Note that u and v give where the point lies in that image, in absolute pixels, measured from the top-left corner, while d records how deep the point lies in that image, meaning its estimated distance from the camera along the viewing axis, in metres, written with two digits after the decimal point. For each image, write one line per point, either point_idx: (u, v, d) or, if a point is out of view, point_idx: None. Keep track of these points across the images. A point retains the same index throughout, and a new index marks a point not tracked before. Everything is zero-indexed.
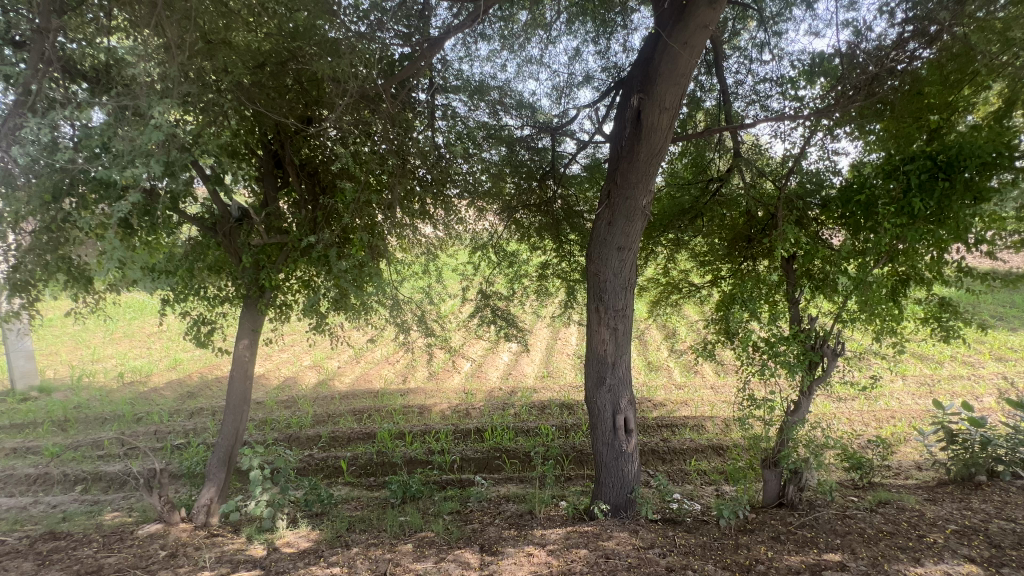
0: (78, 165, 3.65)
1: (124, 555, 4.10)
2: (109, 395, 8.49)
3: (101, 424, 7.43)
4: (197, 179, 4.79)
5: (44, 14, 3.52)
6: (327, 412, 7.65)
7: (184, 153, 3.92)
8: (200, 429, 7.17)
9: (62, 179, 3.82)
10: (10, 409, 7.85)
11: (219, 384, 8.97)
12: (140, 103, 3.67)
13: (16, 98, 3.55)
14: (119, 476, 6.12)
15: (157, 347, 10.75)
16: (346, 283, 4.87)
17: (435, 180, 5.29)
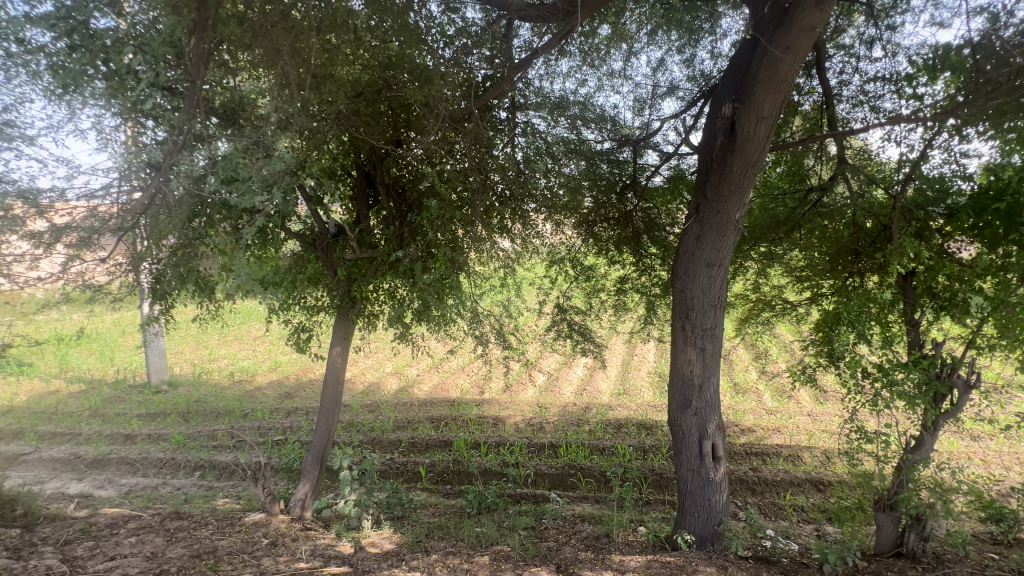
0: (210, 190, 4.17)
1: (234, 539, 4.55)
2: (222, 391, 9.52)
3: (215, 418, 8.34)
4: (300, 199, 5.25)
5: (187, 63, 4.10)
6: (407, 418, 7.98)
7: (292, 177, 4.35)
8: (296, 428, 7.81)
9: (196, 203, 4.39)
10: (145, 399, 9.06)
11: (312, 387, 9.72)
12: (261, 136, 4.15)
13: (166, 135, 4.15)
14: (229, 466, 6.80)
15: (260, 350, 11.91)
16: (430, 296, 5.09)
17: (514, 196, 5.40)
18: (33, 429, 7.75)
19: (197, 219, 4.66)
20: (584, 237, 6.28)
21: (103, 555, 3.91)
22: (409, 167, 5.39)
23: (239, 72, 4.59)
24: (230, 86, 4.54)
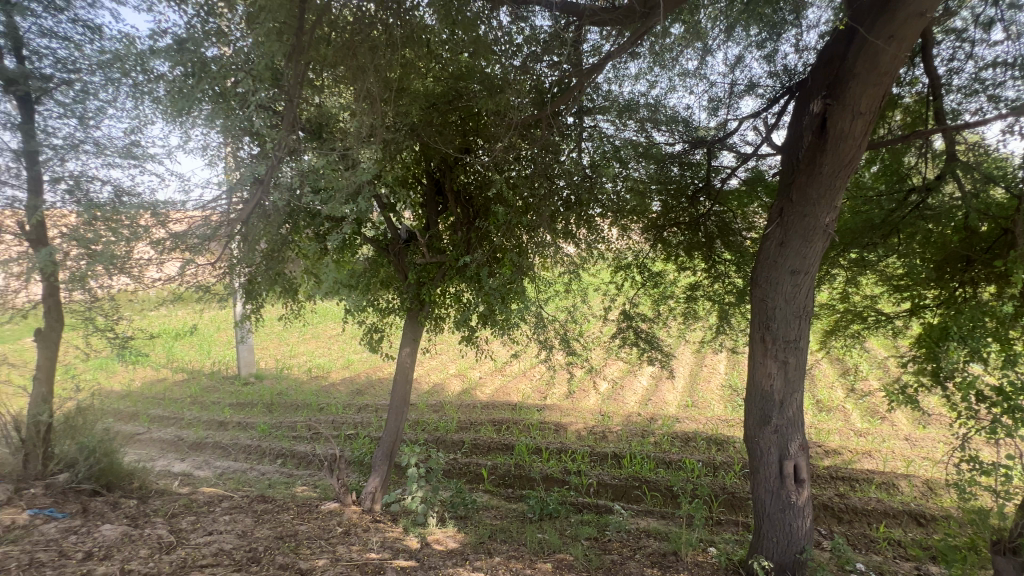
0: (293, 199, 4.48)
1: (312, 525, 4.86)
2: (301, 386, 10.22)
3: (295, 410, 8.97)
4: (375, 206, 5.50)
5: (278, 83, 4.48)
6: (470, 420, 8.13)
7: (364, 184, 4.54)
8: (366, 423, 8.22)
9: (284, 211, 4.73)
10: (236, 390, 9.93)
11: (381, 385, 10.19)
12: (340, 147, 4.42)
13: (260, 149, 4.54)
14: (307, 456, 7.28)
15: (335, 349, 12.67)
16: (495, 300, 5.16)
17: (580, 201, 5.35)
18: (146, 412, 8.75)
19: (284, 226, 5.04)
20: (652, 242, 6.08)
21: (202, 529, 4.33)
22: (477, 173, 5.51)
23: (323, 89, 4.94)
24: (315, 102, 4.90)
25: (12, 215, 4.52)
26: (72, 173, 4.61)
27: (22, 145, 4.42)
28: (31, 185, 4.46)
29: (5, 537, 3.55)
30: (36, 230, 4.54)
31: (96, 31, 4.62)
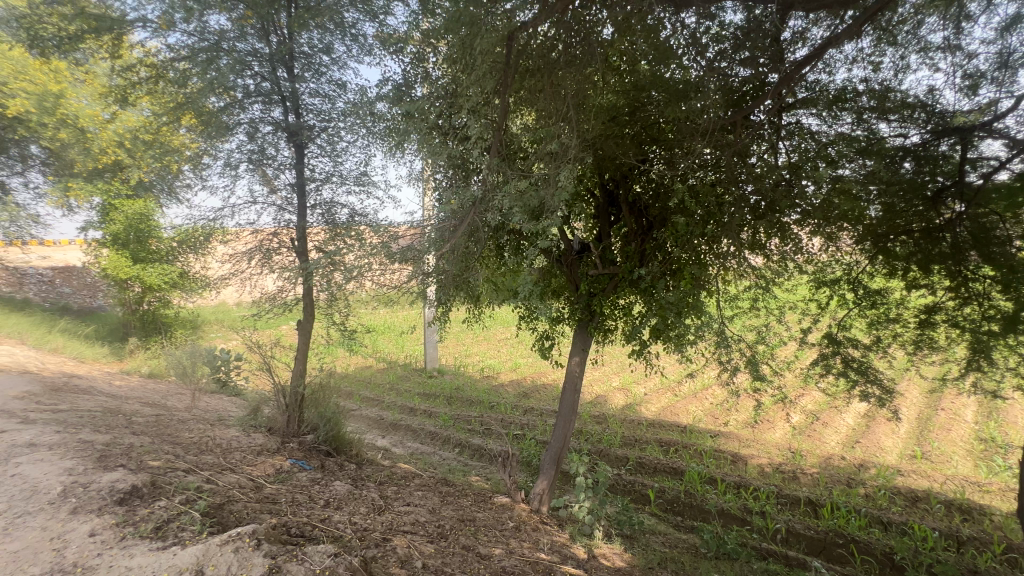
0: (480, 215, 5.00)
1: (487, 514, 5.27)
2: (474, 383, 11.21)
3: (470, 405, 9.86)
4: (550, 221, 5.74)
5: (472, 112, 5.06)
6: (635, 437, 7.85)
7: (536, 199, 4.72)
8: (532, 426, 8.59)
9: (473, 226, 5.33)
10: (423, 382, 11.34)
11: (545, 390, 10.54)
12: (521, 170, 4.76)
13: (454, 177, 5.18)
14: (479, 449, 7.94)
15: (504, 352, 13.58)
16: (672, 315, 4.92)
17: (771, 207, 4.79)
18: (358, 392, 10.58)
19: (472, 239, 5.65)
20: (870, 254, 4.87)
21: (403, 499, 5.05)
22: (653, 182, 5.30)
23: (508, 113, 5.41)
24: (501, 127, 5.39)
25: (288, 233, 6.00)
26: (324, 200, 5.99)
27: (296, 180, 5.84)
28: (300, 211, 5.86)
29: (277, 477, 4.67)
30: (301, 244, 5.93)
31: (342, 86, 5.85)
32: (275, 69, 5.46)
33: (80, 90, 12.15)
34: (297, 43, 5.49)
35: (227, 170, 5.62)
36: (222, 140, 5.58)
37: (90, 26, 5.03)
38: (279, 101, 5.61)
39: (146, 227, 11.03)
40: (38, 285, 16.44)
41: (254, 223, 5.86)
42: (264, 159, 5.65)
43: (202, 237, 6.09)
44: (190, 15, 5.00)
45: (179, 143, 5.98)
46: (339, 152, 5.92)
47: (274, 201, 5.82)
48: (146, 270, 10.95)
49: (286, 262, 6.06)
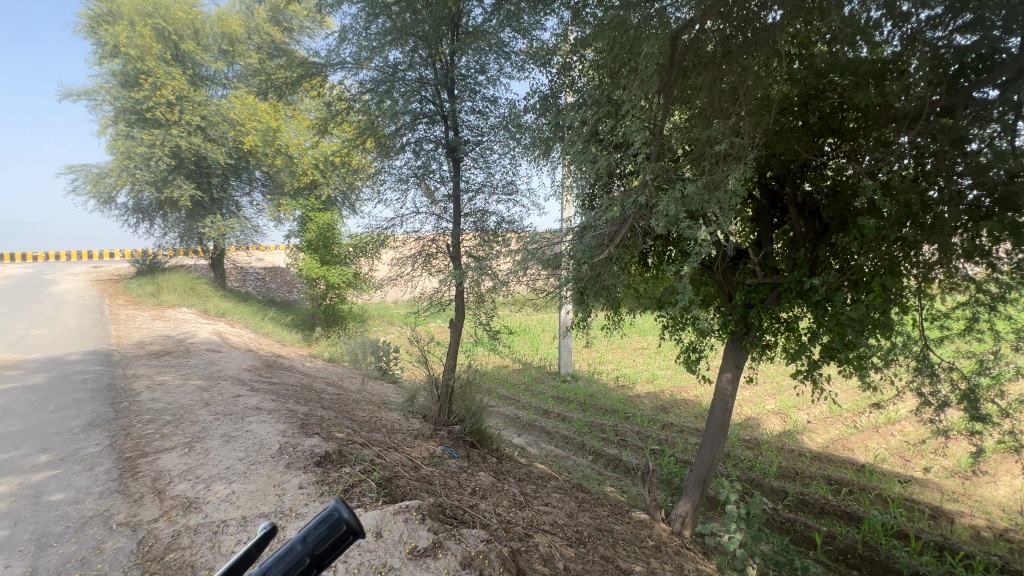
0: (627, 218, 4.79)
1: (625, 528, 5.11)
2: (609, 391, 10.96)
3: (604, 413, 9.66)
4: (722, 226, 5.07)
5: (620, 116, 4.96)
6: (796, 470, 6.87)
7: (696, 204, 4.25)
8: (671, 443, 8.09)
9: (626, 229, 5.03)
10: (557, 386, 11.44)
11: (686, 406, 9.83)
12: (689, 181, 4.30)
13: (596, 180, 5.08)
14: (615, 460, 7.74)
15: (640, 362, 13.04)
16: (854, 333, 4.21)
17: (1003, 204, 3.77)
18: (496, 390, 11.11)
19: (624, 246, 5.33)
20: None
21: (541, 499, 5.17)
22: (830, 179, 4.63)
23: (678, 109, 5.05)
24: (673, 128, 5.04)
25: (444, 240, 6.60)
26: (477, 209, 6.46)
27: (452, 191, 6.41)
28: (455, 218, 6.41)
29: (431, 461, 5.14)
30: (455, 248, 6.44)
31: (495, 102, 6.25)
32: (438, 92, 6.08)
33: (290, 124, 14.62)
34: (458, 66, 6.02)
35: (398, 185, 6.41)
36: (393, 159, 6.39)
37: (303, 73, 6.17)
38: (441, 120, 6.23)
39: (331, 235, 13.12)
40: (255, 282, 20.61)
41: (418, 231, 6.55)
42: (427, 174, 6.31)
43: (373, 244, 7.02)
44: (374, 53, 5.82)
45: (360, 163, 6.99)
46: (490, 163, 6.36)
47: (433, 210, 6.47)
48: (329, 271, 12.99)
49: (442, 266, 6.67)
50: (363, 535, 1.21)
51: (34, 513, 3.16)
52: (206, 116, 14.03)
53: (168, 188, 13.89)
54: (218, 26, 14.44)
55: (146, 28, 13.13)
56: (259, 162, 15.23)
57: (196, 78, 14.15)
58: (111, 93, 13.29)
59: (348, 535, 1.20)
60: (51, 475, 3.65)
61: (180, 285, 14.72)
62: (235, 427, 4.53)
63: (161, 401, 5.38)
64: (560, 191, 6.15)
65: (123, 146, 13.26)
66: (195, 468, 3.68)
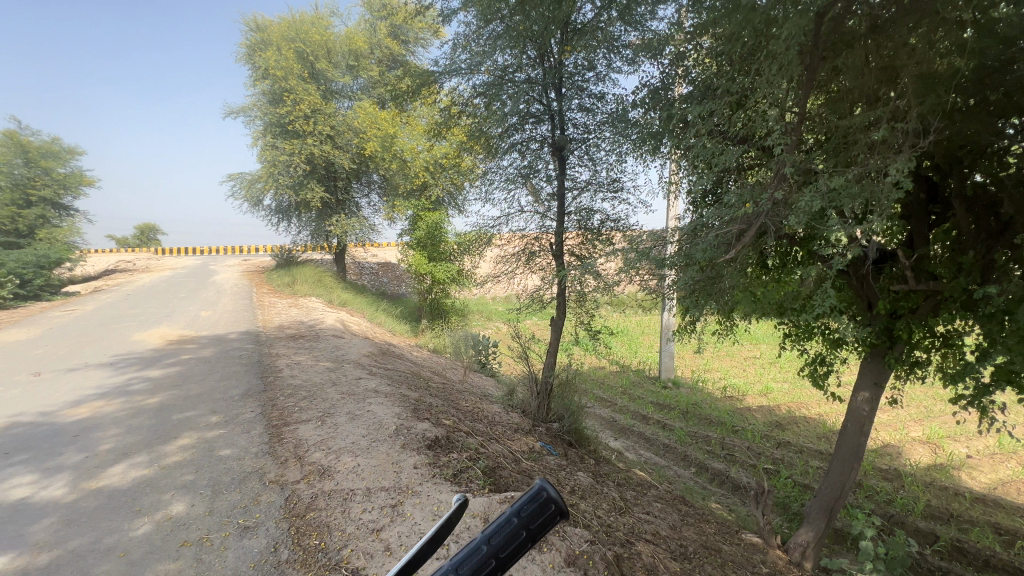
0: (746, 217, 4.34)
1: (735, 550, 4.75)
2: (715, 401, 10.22)
3: (708, 424, 9.03)
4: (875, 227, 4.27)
5: (739, 108, 4.54)
6: (951, 511, 5.84)
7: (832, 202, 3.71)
8: (789, 464, 7.32)
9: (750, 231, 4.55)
10: (657, 391, 10.94)
11: (807, 424, 8.84)
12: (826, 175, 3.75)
13: (712, 177, 4.70)
14: (722, 476, 7.20)
15: (751, 372, 12.01)
16: None
17: None
18: (593, 390, 10.92)
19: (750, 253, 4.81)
20: None
21: (641, 507, 5.00)
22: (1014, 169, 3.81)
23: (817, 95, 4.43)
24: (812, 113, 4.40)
25: (547, 238, 6.65)
26: (582, 207, 6.41)
27: (556, 189, 6.44)
28: (559, 217, 6.42)
29: (531, 455, 5.21)
30: (558, 247, 6.45)
31: (602, 98, 6.15)
32: (546, 91, 6.12)
33: (405, 130, 15.44)
34: (565, 66, 6.04)
35: (504, 185, 6.58)
36: (499, 160, 6.56)
37: (417, 82, 6.56)
38: (547, 119, 6.27)
39: (438, 233, 13.91)
40: (370, 276, 22.57)
41: (522, 229, 6.65)
42: (532, 173, 6.41)
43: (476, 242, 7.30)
44: (484, 57, 6.02)
45: (467, 165, 7.29)
46: (596, 161, 6.29)
47: (537, 209, 6.56)
48: (436, 267, 13.76)
49: (544, 264, 6.73)
50: (569, 516, 1.28)
51: (208, 464, 3.80)
52: (335, 126, 15.75)
53: (303, 191, 15.76)
54: (347, 44, 16.09)
55: (290, 51, 15.00)
56: (377, 166, 16.66)
57: (326, 92, 15.91)
58: (262, 110, 15.40)
59: (556, 515, 1.29)
60: (219, 434, 4.35)
61: (310, 277, 16.62)
62: (358, 406, 5.01)
63: (298, 379, 6.14)
64: (669, 187, 5.88)
65: (269, 155, 15.30)
66: (328, 439, 4.15)
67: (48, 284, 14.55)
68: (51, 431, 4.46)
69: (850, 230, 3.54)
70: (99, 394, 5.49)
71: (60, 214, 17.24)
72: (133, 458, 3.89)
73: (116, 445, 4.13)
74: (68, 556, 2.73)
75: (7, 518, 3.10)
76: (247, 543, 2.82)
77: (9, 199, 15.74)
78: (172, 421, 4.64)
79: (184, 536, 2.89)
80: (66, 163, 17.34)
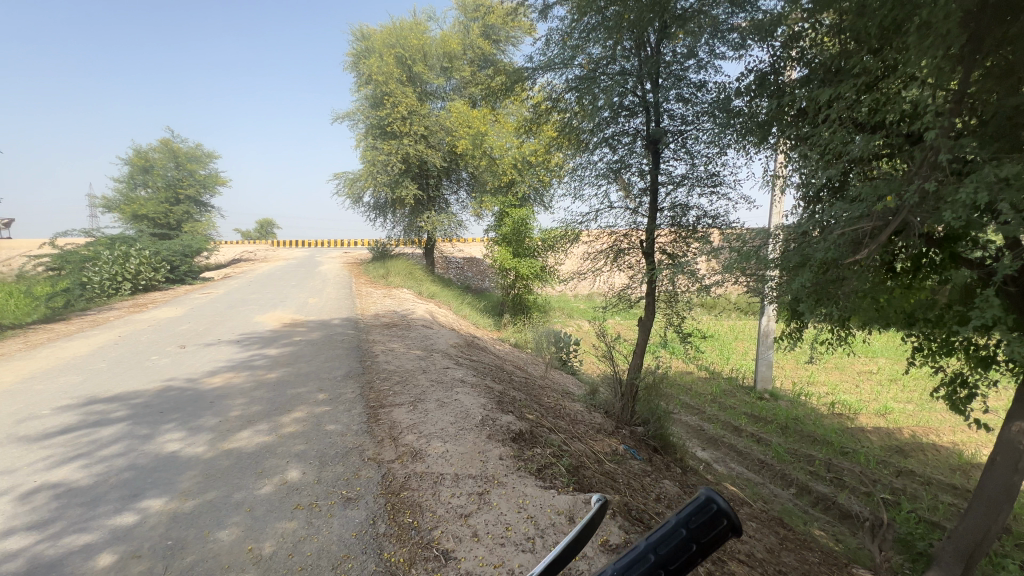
0: (877, 213, 3.82)
1: None
2: (821, 418, 9.23)
3: (812, 442, 8.18)
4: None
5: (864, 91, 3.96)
6: None
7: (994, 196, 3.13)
8: (912, 496, 6.41)
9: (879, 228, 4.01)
10: (752, 401, 10.13)
11: (937, 453, 7.67)
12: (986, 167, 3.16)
13: (832, 169, 4.20)
14: (828, 501, 6.48)
15: (866, 389, 10.70)
16: None
17: None
18: (679, 395, 10.40)
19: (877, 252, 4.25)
20: None
21: None
22: None
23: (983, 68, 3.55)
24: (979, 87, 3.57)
25: (637, 235, 6.43)
26: (678, 203, 6.09)
27: (649, 184, 6.20)
28: (651, 213, 6.16)
29: (614, 458, 5.07)
30: (649, 245, 6.17)
31: (702, 86, 5.78)
32: (641, 83, 5.85)
33: (495, 128, 15.70)
34: (663, 55, 5.74)
35: (594, 180, 6.45)
36: (589, 156, 6.43)
37: (508, 80, 6.62)
38: (642, 111, 6.01)
39: (523, 230, 14.06)
40: (456, 270, 23.46)
41: (612, 226, 6.47)
42: (624, 168, 6.23)
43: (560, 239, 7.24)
44: (577, 51, 5.91)
45: (557, 162, 7.24)
46: (693, 154, 5.96)
47: (628, 205, 6.37)
48: (520, 262, 13.93)
49: (633, 262, 6.50)
50: (743, 533, 1.18)
51: (317, 437, 4.18)
52: (428, 126, 16.56)
53: (398, 189, 16.77)
54: (442, 47, 16.80)
55: (390, 57, 15.99)
56: (467, 164, 17.22)
57: (421, 94, 16.74)
58: (364, 114, 16.56)
59: (728, 532, 1.19)
60: (325, 411, 4.77)
61: (403, 270, 17.66)
62: (446, 394, 5.23)
63: (392, 364, 6.53)
64: (775, 181, 5.41)
65: (370, 156, 16.43)
66: (418, 424, 4.37)
67: (191, 271, 16.96)
68: (193, 396, 5.19)
69: (1014, 230, 2.98)
70: (229, 367, 6.28)
71: (201, 210, 19.98)
72: (256, 426, 4.39)
73: (243, 413, 4.70)
74: (207, 505, 3.15)
75: (162, 467, 3.65)
76: (349, 513, 3.07)
77: (164, 197, 18.59)
78: (287, 396, 5.17)
79: (297, 500, 3.21)
80: (206, 165, 20.03)
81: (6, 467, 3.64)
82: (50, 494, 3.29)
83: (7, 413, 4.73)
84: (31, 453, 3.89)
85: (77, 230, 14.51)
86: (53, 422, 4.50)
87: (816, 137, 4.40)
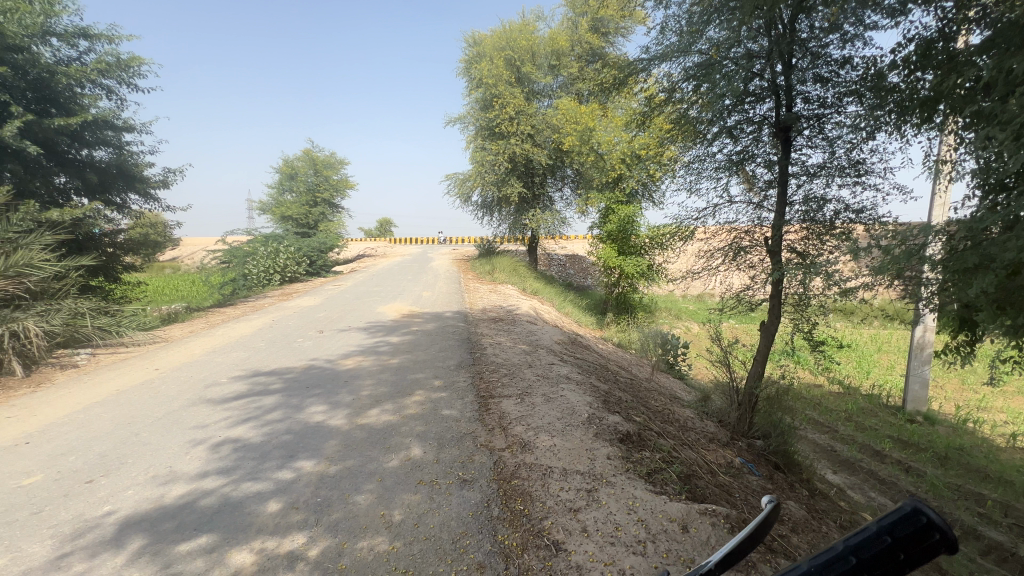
0: None
1: None
2: (996, 451, 7.64)
3: (982, 479, 6.81)
4: None
5: None
6: None
7: None
8: None
9: None
10: (899, 423, 8.72)
11: None
12: None
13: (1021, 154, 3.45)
14: (1004, 552, 5.33)
15: None
16: None
17: None
18: (804, 409, 9.32)
19: None
20: None
21: None
22: None
23: None
24: None
25: (761, 231, 5.93)
26: (813, 195, 5.47)
27: (777, 175, 5.68)
28: (779, 207, 5.62)
29: (729, 471, 4.73)
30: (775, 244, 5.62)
31: (846, 63, 5.14)
32: (770, 65, 5.36)
33: (603, 123, 15.00)
34: (797, 32, 5.20)
35: (713, 174, 6.06)
36: (706, 148, 6.06)
37: (618, 75, 6.47)
38: (771, 96, 5.50)
39: (629, 227, 13.67)
40: (559, 267, 23.54)
41: (732, 222, 6.03)
42: (748, 159, 5.76)
43: (668, 237, 6.88)
44: (696, 37, 5.57)
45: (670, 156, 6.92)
46: (833, 140, 5.33)
47: (751, 199, 5.90)
48: (625, 261, 13.56)
49: (755, 261, 5.94)
50: (958, 546, 1.16)
51: (434, 420, 4.52)
52: (535, 125, 16.80)
53: (505, 187, 17.32)
54: (550, 45, 17.00)
55: (500, 60, 16.48)
56: (572, 161, 17.02)
57: (529, 94, 17.04)
58: (475, 117, 17.36)
59: (940, 546, 1.18)
60: (440, 397, 5.13)
61: (507, 266, 18.20)
62: (552, 389, 5.31)
63: (499, 357, 6.79)
64: (940, 167, 4.63)
65: (479, 156, 17.19)
66: (527, 416, 4.52)
67: (325, 265, 19.21)
68: (332, 375, 5.92)
69: None
70: (359, 351, 7.03)
71: (334, 211, 22.51)
72: (383, 406, 4.87)
73: (372, 393, 5.24)
74: (347, 471, 3.59)
75: (311, 434, 4.24)
76: (465, 493, 3.28)
77: (306, 200, 21.32)
78: (408, 381, 5.66)
79: (419, 476, 3.51)
80: (339, 171, 22.52)
81: (200, 423, 4.49)
82: (231, 447, 4.00)
83: (198, 379, 5.83)
84: (216, 413, 4.74)
85: (242, 230, 17.24)
86: (229, 389, 5.44)
87: (998, 114, 3.64)
